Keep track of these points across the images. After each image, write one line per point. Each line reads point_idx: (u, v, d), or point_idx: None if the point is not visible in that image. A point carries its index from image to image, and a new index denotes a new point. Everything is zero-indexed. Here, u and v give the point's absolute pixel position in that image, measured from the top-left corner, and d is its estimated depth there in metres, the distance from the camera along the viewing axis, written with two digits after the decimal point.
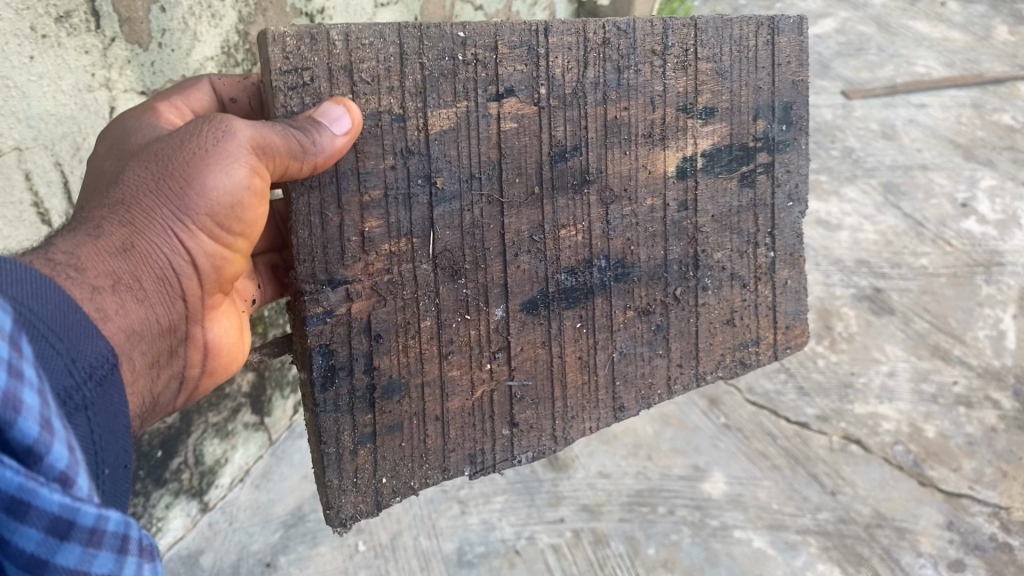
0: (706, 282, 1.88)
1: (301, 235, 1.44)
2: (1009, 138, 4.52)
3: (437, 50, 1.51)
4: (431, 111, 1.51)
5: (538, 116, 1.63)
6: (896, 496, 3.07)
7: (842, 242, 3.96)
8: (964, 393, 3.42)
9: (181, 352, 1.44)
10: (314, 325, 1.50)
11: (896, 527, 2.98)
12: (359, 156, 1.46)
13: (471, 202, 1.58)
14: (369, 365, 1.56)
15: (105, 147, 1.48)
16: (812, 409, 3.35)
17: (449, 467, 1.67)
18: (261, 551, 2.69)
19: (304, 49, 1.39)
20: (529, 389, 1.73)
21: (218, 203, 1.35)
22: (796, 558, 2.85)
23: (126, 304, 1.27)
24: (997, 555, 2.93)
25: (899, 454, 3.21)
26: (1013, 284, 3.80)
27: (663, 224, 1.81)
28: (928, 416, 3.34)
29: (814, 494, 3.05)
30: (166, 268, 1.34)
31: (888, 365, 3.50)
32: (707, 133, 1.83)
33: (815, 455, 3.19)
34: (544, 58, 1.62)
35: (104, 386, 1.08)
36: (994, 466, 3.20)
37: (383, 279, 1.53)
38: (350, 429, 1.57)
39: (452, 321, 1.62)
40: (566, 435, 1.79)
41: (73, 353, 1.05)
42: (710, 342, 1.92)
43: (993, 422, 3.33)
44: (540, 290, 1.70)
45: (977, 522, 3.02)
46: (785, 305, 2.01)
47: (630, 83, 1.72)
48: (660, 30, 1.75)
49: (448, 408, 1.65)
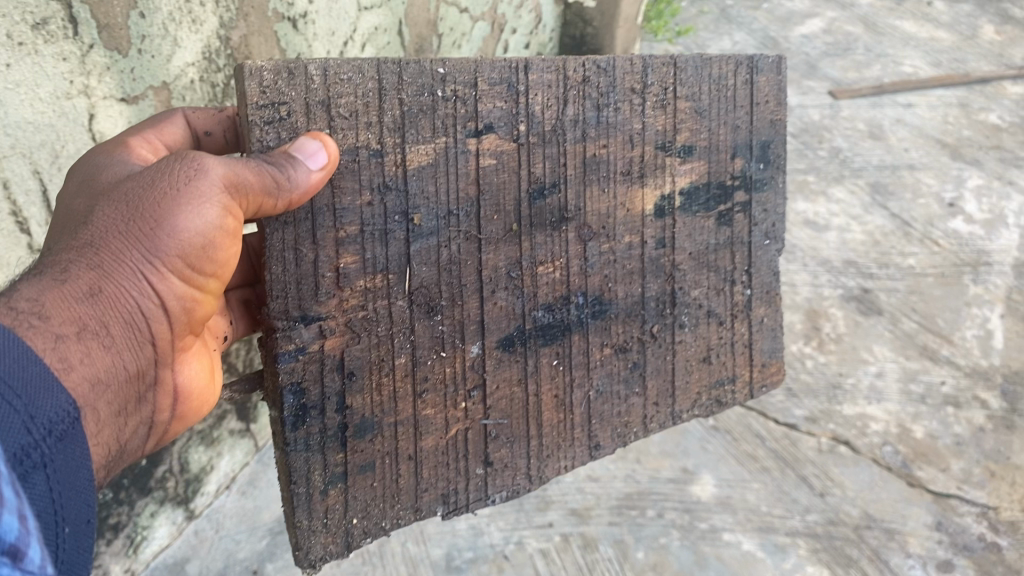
0: (683, 319, 1.98)
1: (275, 270, 1.48)
2: (995, 138, 4.53)
3: (418, 86, 1.56)
4: (411, 148, 1.57)
5: (517, 151, 1.69)
6: (885, 497, 3.07)
7: (830, 242, 3.96)
8: (952, 393, 3.43)
9: (148, 395, 1.51)
10: (286, 362, 1.53)
11: (885, 527, 2.98)
12: (336, 193, 1.50)
13: (448, 238, 1.64)
14: (341, 404, 1.60)
15: (77, 182, 1.53)
16: (800, 410, 3.34)
17: (421, 507, 1.72)
18: (247, 559, 2.67)
19: (281, 84, 1.43)
20: (505, 428, 1.78)
21: (186, 246, 1.41)
22: (785, 560, 2.85)
23: (92, 350, 1.34)
24: (985, 555, 2.94)
25: (888, 455, 3.21)
26: (1000, 284, 3.81)
27: (641, 261, 1.90)
28: (916, 417, 3.35)
29: (803, 496, 3.05)
30: (134, 310, 1.41)
31: (876, 365, 3.50)
32: (685, 171, 1.93)
33: (804, 456, 3.18)
34: (524, 96, 1.69)
35: (63, 441, 1.12)
36: (983, 466, 3.21)
37: (358, 316, 1.58)
38: (322, 469, 1.60)
39: (427, 358, 1.66)
40: (541, 474, 1.85)
41: (31, 409, 1.08)
42: (687, 379, 2.01)
43: (981, 422, 3.34)
44: (517, 327, 1.77)
45: (966, 523, 3.03)
46: (761, 342, 2.12)
47: (610, 120, 1.80)
48: (639, 69, 1.83)
49: (421, 447, 1.69)
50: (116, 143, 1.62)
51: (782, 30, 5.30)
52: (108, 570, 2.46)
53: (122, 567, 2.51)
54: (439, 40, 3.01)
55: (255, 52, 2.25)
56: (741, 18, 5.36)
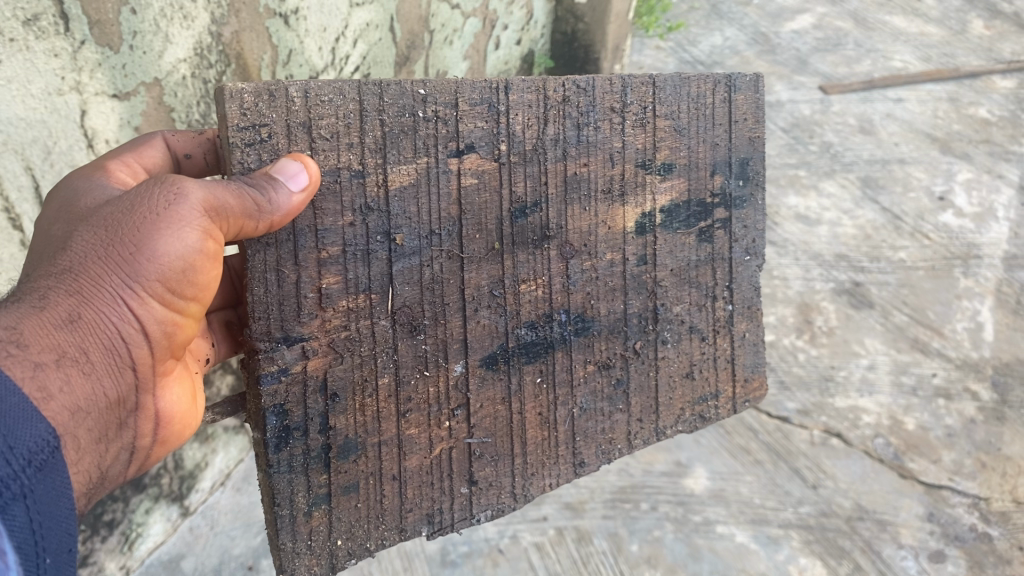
0: (665, 336, 1.99)
1: (257, 292, 1.48)
2: (985, 132, 4.56)
3: (399, 106, 1.57)
4: (393, 169, 1.57)
5: (499, 171, 1.70)
6: (877, 489, 3.09)
7: (821, 237, 3.97)
8: (943, 385, 3.45)
9: (130, 422, 1.47)
10: (269, 383, 1.54)
11: (877, 519, 3.00)
12: (318, 214, 1.51)
13: (431, 257, 1.65)
14: (324, 425, 1.60)
15: (56, 209, 1.52)
16: (792, 403, 3.36)
17: (405, 527, 1.72)
18: (242, 555, 2.69)
19: (262, 105, 1.43)
20: (489, 446, 1.79)
21: (167, 270, 1.39)
22: (778, 552, 2.87)
23: (71, 378, 1.31)
24: (977, 546, 2.96)
25: (880, 447, 3.23)
26: (990, 277, 3.84)
27: (623, 278, 1.92)
28: (907, 409, 3.37)
29: (795, 488, 3.07)
30: (114, 336, 1.38)
31: (868, 358, 3.52)
32: (665, 189, 1.95)
33: (797, 449, 3.20)
34: (505, 115, 1.70)
35: (42, 470, 1.12)
36: (974, 458, 3.23)
37: (341, 336, 1.58)
38: (305, 490, 1.60)
39: (410, 377, 1.67)
40: (526, 493, 1.85)
41: (10, 439, 1.08)
42: (670, 395, 2.02)
43: (972, 414, 3.36)
44: (500, 345, 1.77)
45: (958, 513, 3.05)
46: (743, 358, 2.14)
47: (590, 139, 1.82)
48: (620, 88, 1.86)
49: (405, 466, 1.70)
50: (94, 168, 1.67)
51: (773, 26, 5.31)
52: (103, 566, 2.46)
53: (116, 565, 2.51)
54: (430, 36, 3.01)
55: (246, 48, 2.24)
56: (732, 14, 5.37)
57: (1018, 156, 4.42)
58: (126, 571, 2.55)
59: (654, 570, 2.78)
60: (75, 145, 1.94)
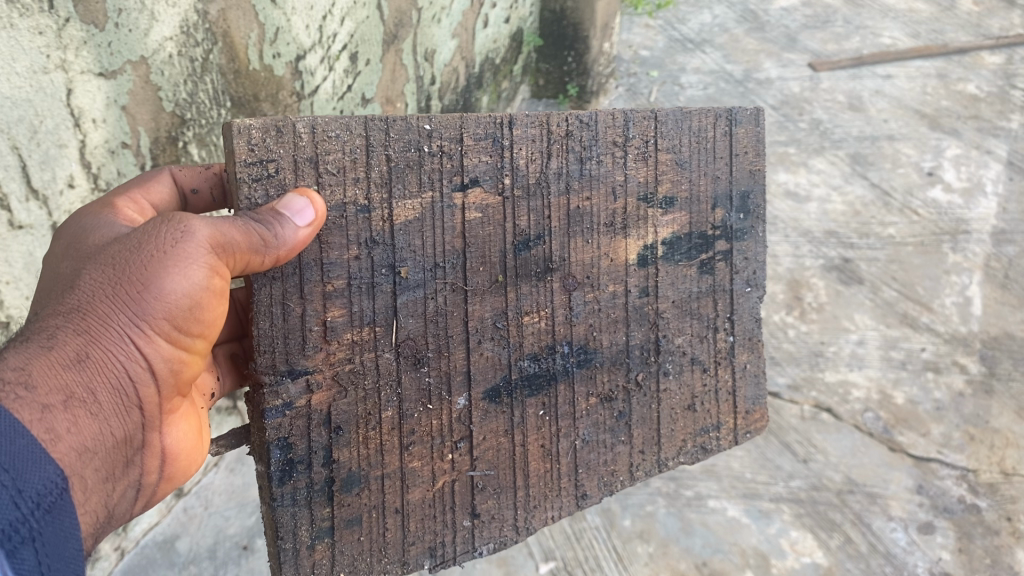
0: (667, 367, 1.92)
1: (262, 326, 1.45)
2: (974, 108, 4.56)
3: (404, 142, 1.53)
4: (397, 203, 1.53)
5: (503, 205, 1.65)
6: (867, 462, 3.12)
7: (810, 213, 3.99)
8: (932, 359, 3.47)
9: (137, 460, 1.44)
10: (273, 418, 1.50)
11: (867, 492, 3.04)
12: (323, 248, 1.47)
13: (435, 290, 1.60)
14: (328, 459, 1.56)
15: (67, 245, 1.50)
16: (783, 378, 3.39)
17: (407, 561, 1.66)
18: (237, 535, 2.70)
19: (270, 141, 1.41)
20: (492, 479, 1.73)
21: (175, 309, 1.37)
22: (769, 526, 2.90)
23: (79, 420, 1.28)
24: (965, 517, 3.00)
25: (869, 421, 3.26)
26: (979, 252, 3.85)
27: (625, 310, 1.85)
28: (897, 383, 3.39)
29: (786, 463, 3.10)
30: (122, 375, 1.35)
31: (858, 334, 3.54)
32: (667, 222, 1.88)
33: (787, 424, 3.22)
34: (509, 150, 1.65)
35: (51, 512, 1.14)
36: (962, 431, 3.26)
37: (345, 370, 1.54)
38: (308, 523, 1.56)
39: (414, 411, 1.62)
40: (528, 526, 1.78)
41: (19, 482, 1.11)
42: (673, 427, 1.95)
43: (960, 387, 3.39)
44: (503, 376, 1.72)
45: (947, 486, 3.08)
46: (743, 389, 2.06)
47: (592, 173, 1.76)
48: (622, 123, 1.79)
49: (408, 499, 1.65)
50: (104, 205, 1.66)
51: (761, 3, 5.30)
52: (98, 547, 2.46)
53: (111, 545, 2.52)
54: (418, 14, 2.98)
55: (234, 26, 2.24)
56: None
57: (1007, 132, 4.43)
58: (121, 552, 2.56)
59: (647, 544, 2.80)
60: (62, 124, 1.92)
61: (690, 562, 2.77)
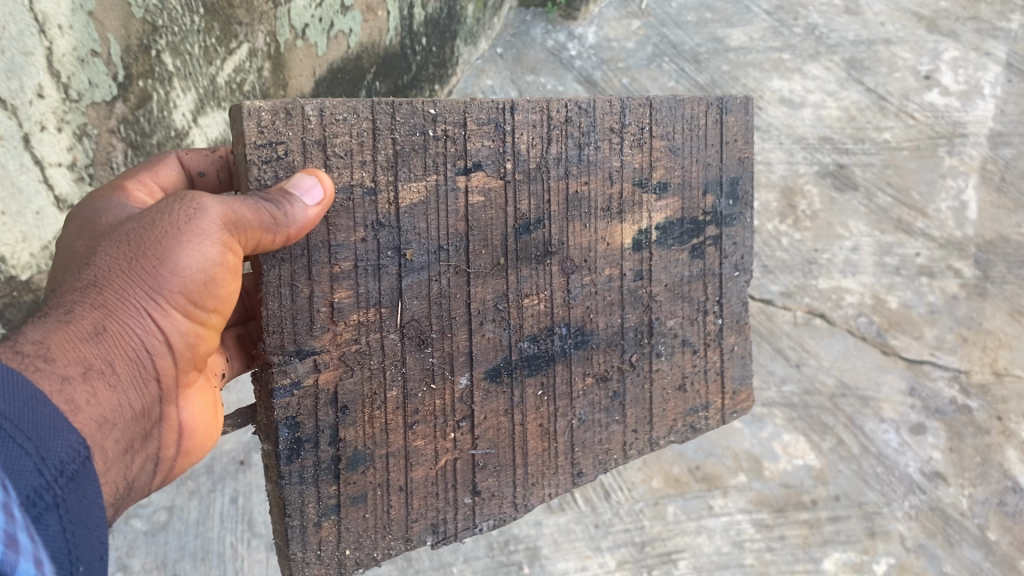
0: (659, 348, 1.84)
1: (271, 306, 1.35)
2: (973, 8, 4.13)
3: (409, 126, 1.43)
4: (401, 184, 1.44)
5: (504, 189, 1.56)
6: (860, 366, 3.17)
7: (805, 120, 3.74)
8: (926, 263, 3.46)
9: (154, 434, 1.36)
10: (281, 398, 1.41)
11: (860, 395, 3.11)
12: (331, 229, 1.38)
13: (440, 271, 1.51)
14: (335, 438, 1.47)
15: (81, 225, 1.45)
16: (775, 286, 3.32)
17: (411, 537, 1.58)
18: (233, 450, 2.71)
19: (279, 123, 1.31)
20: (493, 457, 1.65)
21: (189, 283, 1.29)
22: (762, 430, 2.97)
23: (99, 390, 1.21)
24: (956, 417, 3.12)
25: (863, 326, 3.27)
26: (975, 156, 3.75)
27: (620, 293, 1.77)
28: (890, 288, 3.39)
29: (779, 367, 3.13)
30: (140, 349, 1.28)
31: (851, 241, 3.47)
32: (660, 208, 1.80)
33: (780, 330, 3.22)
34: (510, 135, 1.56)
35: (75, 480, 1.07)
36: (956, 333, 3.30)
37: (353, 350, 1.45)
38: (315, 501, 1.48)
39: (417, 391, 1.53)
40: (526, 502, 1.72)
41: (42, 450, 1.03)
42: (663, 407, 1.88)
43: (953, 291, 3.39)
44: (503, 358, 1.63)
45: (939, 387, 3.17)
46: (730, 370, 2.00)
47: (590, 158, 1.67)
48: (618, 108, 1.70)
49: (411, 477, 1.56)
50: (114, 187, 1.57)
51: None
52: None
53: None
54: None
55: None
56: None
57: (1007, 32, 4.08)
58: None
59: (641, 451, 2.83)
60: (25, 31, 1.84)
61: (683, 466, 2.84)
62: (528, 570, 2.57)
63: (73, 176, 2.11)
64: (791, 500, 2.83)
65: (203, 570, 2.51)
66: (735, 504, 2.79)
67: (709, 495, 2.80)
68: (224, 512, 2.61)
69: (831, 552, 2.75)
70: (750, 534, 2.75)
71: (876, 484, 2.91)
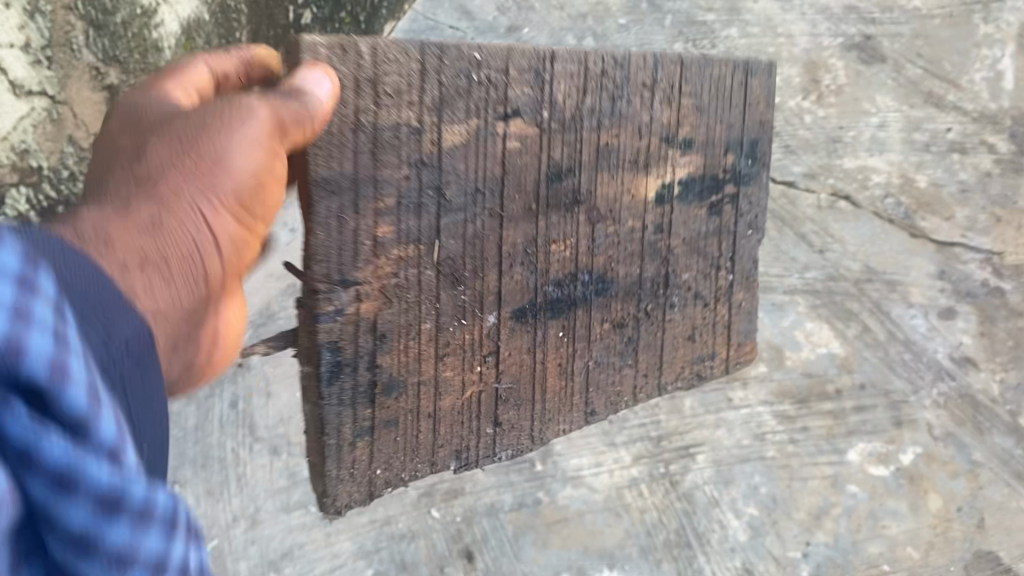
0: (673, 299, 1.60)
1: (316, 235, 1.15)
2: None
3: (456, 69, 1.23)
4: (444, 127, 1.23)
5: (539, 137, 1.35)
6: (886, 250, 2.97)
7: None
8: (959, 139, 3.05)
9: (194, 339, 1.15)
10: (323, 323, 1.20)
11: (887, 280, 2.93)
12: (377, 161, 1.18)
13: (477, 212, 1.30)
14: (371, 364, 1.26)
15: (118, 121, 1.19)
16: (798, 167, 3.00)
17: (436, 461, 1.38)
18: None
19: (336, 60, 1.11)
20: (515, 391, 1.44)
21: (241, 184, 1.13)
22: (783, 318, 2.83)
23: (155, 285, 1.03)
24: (988, 300, 2.92)
25: (890, 208, 3.01)
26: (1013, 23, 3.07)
27: (639, 245, 1.52)
28: (919, 167, 3.04)
29: (801, 254, 2.92)
30: (191, 247, 1.09)
31: (878, 117, 3.04)
32: (683, 163, 1.54)
33: (803, 215, 2.96)
34: (551, 83, 1.34)
35: (143, 368, 0.83)
36: (990, 213, 3.02)
37: (393, 283, 1.24)
38: (351, 420, 1.27)
39: (452, 324, 1.32)
40: (541, 438, 1.50)
41: (108, 325, 0.78)
42: (673, 354, 1.63)
43: (988, 168, 3.03)
44: (528, 300, 1.41)
45: (970, 271, 2.96)
46: (739, 322, 1.73)
47: (622, 112, 1.43)
48: (651, 62, 1.46)
49: (439, 407, 1.35)
50: None
51: None
52: None
53: None
54: None
55: None
56: None
57: None
58: None
59: None
60: None
61: None
62: (540, 469, 2.49)
63: (28, 59, 1.74)
64: (814, 390, 2.71)
65: (202, 474, 2.42)
66: (757, 396, 2.67)
67: (729, 387, 2.67)
68: (222, 418, 2.46)
69: (857, 442, 2.65)
70: (771, 426, 2.64)
71: (903, 372, 2.78)
